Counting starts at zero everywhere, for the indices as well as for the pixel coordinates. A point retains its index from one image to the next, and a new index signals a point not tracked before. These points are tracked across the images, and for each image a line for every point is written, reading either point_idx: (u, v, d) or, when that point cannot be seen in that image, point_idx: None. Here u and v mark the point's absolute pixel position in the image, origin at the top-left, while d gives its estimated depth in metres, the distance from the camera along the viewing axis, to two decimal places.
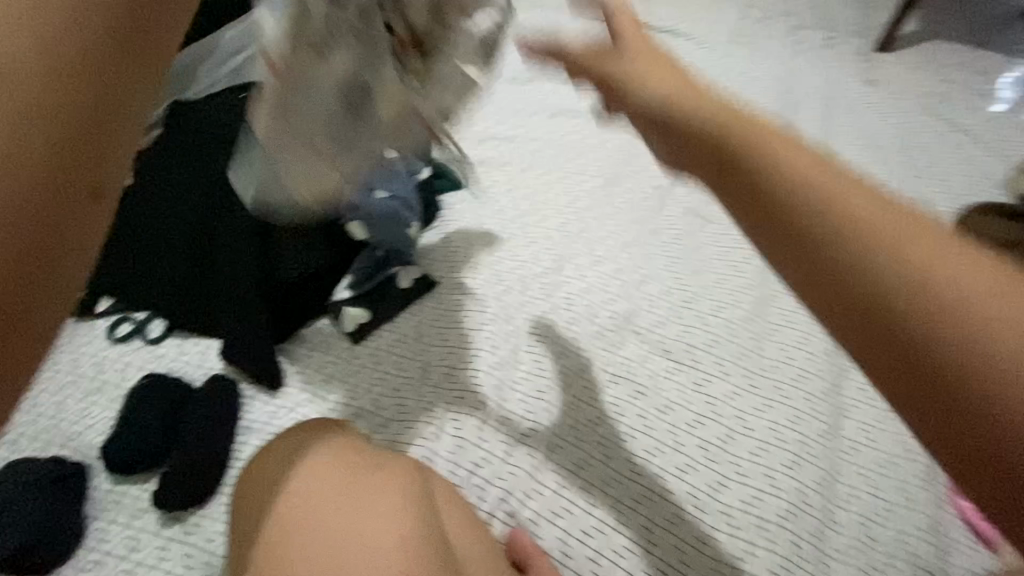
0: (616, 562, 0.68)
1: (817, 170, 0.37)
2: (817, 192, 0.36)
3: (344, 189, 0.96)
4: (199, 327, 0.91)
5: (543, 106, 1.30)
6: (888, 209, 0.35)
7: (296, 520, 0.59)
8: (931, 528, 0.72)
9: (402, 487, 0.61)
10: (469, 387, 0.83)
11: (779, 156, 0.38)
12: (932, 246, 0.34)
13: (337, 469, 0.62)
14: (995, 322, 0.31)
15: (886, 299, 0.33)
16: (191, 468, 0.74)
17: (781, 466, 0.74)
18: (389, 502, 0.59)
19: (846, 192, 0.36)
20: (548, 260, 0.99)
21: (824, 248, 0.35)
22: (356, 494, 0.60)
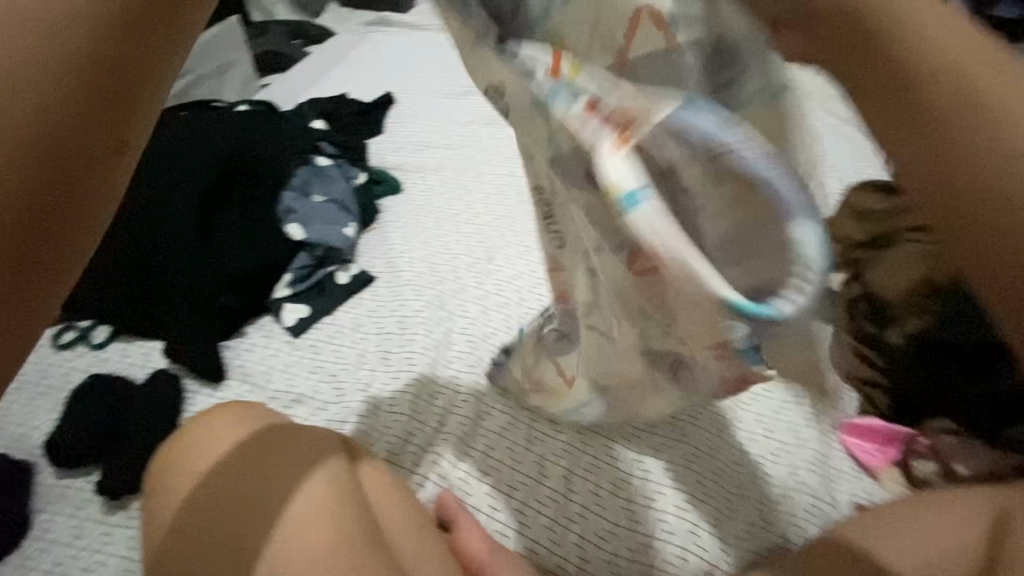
0: (540, 510, 0.75)
1: None
2: None
3: (280, 195, 1.05)
4: (142, 331, 0.95)
5: (478, 113, 1.38)
6: None
7: (208, 496, 0.59)
8: (823, 462, 0.80)
9: (328, 471, 0.62)
10: (403, 368, 0.88)
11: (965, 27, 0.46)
12: None
13: (268, 446, 0.62)
14: None
15: None
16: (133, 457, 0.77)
17: (686, 415, 0.82)
18: (312, 486, 0.60)
19: None
20: (480, 250, 1.05)
21: None
22: (274, 475, 0.60)
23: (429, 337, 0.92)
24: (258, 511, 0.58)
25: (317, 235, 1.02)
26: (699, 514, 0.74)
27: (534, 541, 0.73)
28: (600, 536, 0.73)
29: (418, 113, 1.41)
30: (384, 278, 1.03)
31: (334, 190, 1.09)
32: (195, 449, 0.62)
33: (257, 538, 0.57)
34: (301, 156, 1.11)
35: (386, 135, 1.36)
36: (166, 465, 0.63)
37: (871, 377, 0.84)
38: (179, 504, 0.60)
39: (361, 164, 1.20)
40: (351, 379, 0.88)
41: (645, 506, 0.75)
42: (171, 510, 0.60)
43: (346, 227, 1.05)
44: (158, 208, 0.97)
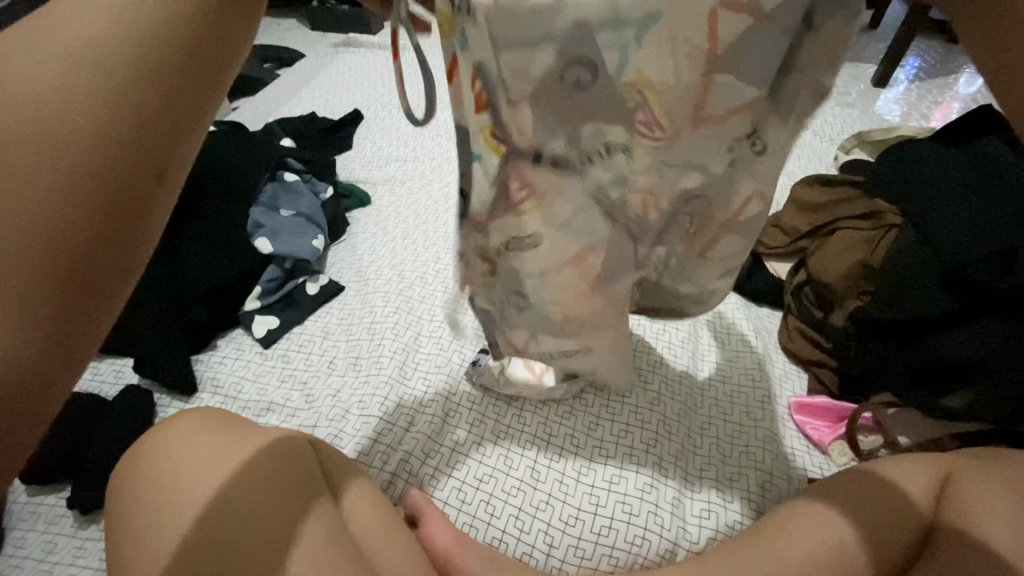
0: (507, 499, 0.77)
1: None
2: None
3: (249, 210, 1.08)
4: (111, 348, 0.96)
5: (443, 128, 1.43)
6: None
7: (168, 495, 0.60)
8: (774, 439, 0.84)
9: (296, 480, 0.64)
10: (372, 371, 0.91)
11: None
12: None
13: (256, 457, 0.64)
14: None
15: None
16: (104, 471, 0.79)
17: (645, 403, 0.85)
18: (278, 494, 0.62)
19: None
20: (447, 257, 1.09)
21: None
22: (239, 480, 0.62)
23: (398, 340, 0.95)
24: (245, 520, 0.59)
25: (286, 247, 1.04)
26: (659, 495, 0.77)
27: (502, 530, 0.75)
28: (566, 521, 0.76)
29: (385, 130, 1.45)
30: (353, 288, 1.06)
31: (302, 205, 1.12)
32: (158, 454, 0.63)
33: (246, 543, 0.59)
34: (269, 173, 1.15)
35: (354, 151, 1.40)
36: (132, 465, 0.64)
37: (817, 358, 0.92)
38: (139, 500, 0.61)
39: (329, 178, 1.23)
40: (321, 385, 0.91)
41: (608, 490, 0.78)
42: (131, 506, 0.61)
43: (315, 239, 1.08)
44: None
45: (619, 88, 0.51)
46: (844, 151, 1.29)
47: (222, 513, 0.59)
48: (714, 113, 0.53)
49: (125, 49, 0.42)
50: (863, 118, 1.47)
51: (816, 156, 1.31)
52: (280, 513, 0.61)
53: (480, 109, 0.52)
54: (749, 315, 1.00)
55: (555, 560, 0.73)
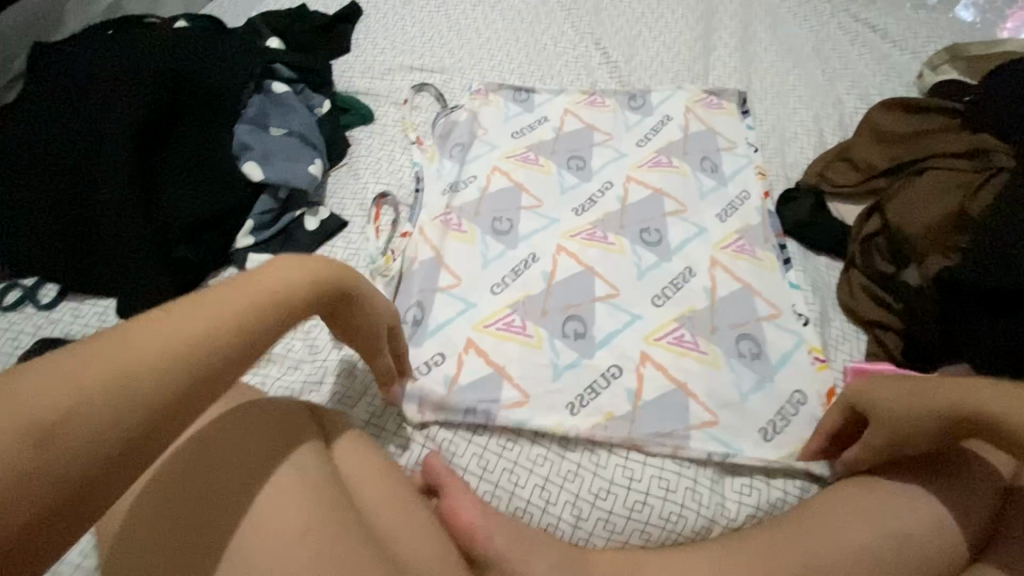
0: (532, 469, 0.71)
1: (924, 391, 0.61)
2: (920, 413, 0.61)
3: (234, 129, 0.94)
4: (91, 287, 0.86)
5: (455, 32, 1.25)
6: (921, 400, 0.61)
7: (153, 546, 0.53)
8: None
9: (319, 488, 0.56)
10: (504, 96, 1.11)
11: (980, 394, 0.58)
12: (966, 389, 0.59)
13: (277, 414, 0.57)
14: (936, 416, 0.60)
15: (959, 411, 0.59)
16: None
17: (687, 367, 0.77)
18: (299, 512, 0.54)
19: (908, 397, 0.62)
20: (464, 189, 0.96)
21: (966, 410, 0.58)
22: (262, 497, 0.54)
23: (534, 116, 1.08)
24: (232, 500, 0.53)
25: (278, 174, 0.91)
26: (698, 468, 0.71)
27: (526, 501, 0.70)
28: (596, 495, 0.69)
29: (387, 28, 1.26)
30: (359, 222, 0.95)
31: (296, 122, 0.98)
32: (142, 515, 0.55)
33: (218, 540, 0.52)
34: (253, 83, 0.99)
35: (352, 54, 1.21)
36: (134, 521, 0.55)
37: (881, 318, 0.80)
38: (133, 541, 0.54)
39: (323, 89, 1.07)
40: (461, 180, 0.98)
41: (643, 462, 0.71)
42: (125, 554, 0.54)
43: (310, 164, 0.94)
44: (90, 136, 0.87)
45: (594, 130, 1.05)
46: (931, 66, 1.10)
47: (205, 503, 0.54)
48: (641, 154, 1.01)
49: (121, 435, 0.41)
50: (949, 26, 1.25)
51: (892, 78, 1.15)
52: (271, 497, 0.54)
53: (529, 141, 1.04)
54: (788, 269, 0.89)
55: (584, 532, 0.68)
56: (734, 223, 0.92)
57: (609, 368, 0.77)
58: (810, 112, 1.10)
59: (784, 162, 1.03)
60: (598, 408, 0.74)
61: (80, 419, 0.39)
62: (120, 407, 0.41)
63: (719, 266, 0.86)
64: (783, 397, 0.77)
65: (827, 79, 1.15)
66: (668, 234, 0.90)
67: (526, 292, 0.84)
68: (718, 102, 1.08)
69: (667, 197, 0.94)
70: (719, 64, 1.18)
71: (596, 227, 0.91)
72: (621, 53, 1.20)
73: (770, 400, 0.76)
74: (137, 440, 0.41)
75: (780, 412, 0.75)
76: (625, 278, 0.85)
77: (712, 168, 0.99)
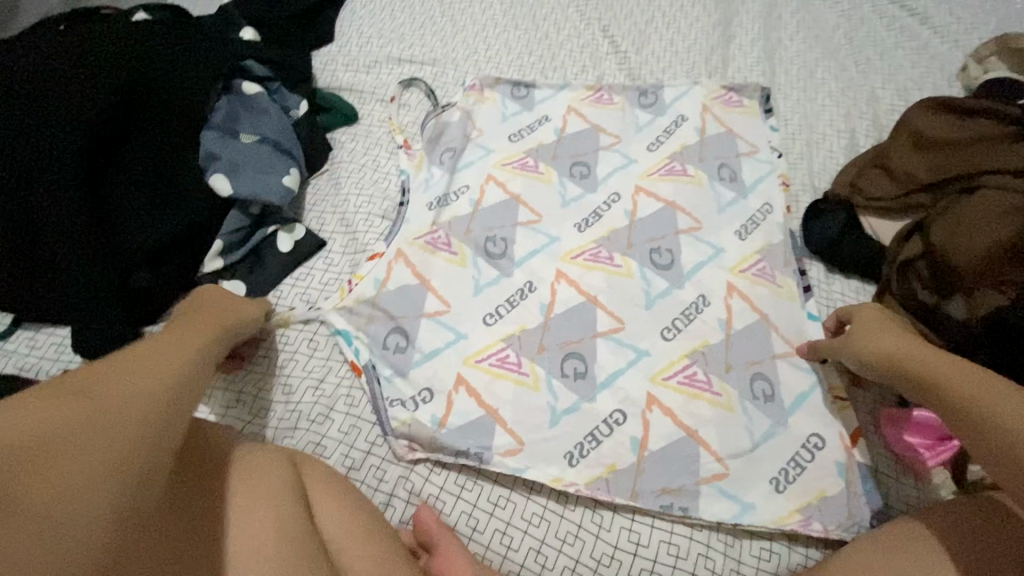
0: (527, 530, 0.64)
1: (886, 340, 0.62)
2: (883, 354, 0.61)
3: (200, 136, 0.85)
4: (46, 317, 0.79)
5: (448, 18, 1.13)
6: (885, 346, 0.61)
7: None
8: (867, 473, 0.67)
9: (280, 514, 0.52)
10: (501, 91, 1.01)
11: (953, 374, 0.55)
12: (948, 362, 0.56)
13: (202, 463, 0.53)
14: (903, 365, 0.59)
15: (932, 376, 0.56)
16: None
17: (701, 413, 0.69)
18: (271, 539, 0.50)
19: (877, 343, 0.62)
20: (455, 203, 0.87)
21: (933, 373, 0.56)
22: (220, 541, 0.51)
23: (533, 115, 0.98)
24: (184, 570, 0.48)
25: (250, 188, 0.82)
26: (712, 532, 0.64)
27: (520, 566, 0.63)
28: (599, 560, 0.62)
29: (374, 14, 1.15)
30: (340, 239, 0.86)
31: (270, 127, 0.89)
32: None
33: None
34: (221, 83, 0.89)
35: (335, 44, 1.11)
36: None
37: None
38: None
39: (302, 87, 0.97)
40: (451, 192, 0.89)
41: (650, 524, 0.64)
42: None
43: (284, 175, 0.86)
44: (35, 145, 0.77)
45: (597, 130, 0.95)
46: (978, 59, 0.98)
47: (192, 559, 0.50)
48: (653, 160, 0.91)
49: (114, 454, 0.45)
50: (1001, 7, 1.12)
51: (934, 70, 1.03)
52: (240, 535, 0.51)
53: (528, 145, 0.94)
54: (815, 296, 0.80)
55: None
56: (754, 242, 0.82)
57: (612, 414, 0.69)
58: (840, 109, 0.99)
59: (810, 168, 0.93)
60: (600, 460, 0.67)
61: (65, 453, 0.42)
62: (84, 439, 0.44)
63: (735, 292, 0.78)
64: (798, 443, 0.68)
65: (860, 71, 1.04)
66: (681, 254, 0.81)
67: (522, 325, 0.76)
68: (739, 99, 0.98)
69: (680, 211, 0.85)
70: (740, 53, 1.06)
71: (599, 246, 0.82)
72: (631, 41, 1.08)
73: (783, 448, 0.68)
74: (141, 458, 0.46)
75: (794, 459, 0.67)
76: (630, 306, 0.77)
77: (730, 176, 0.89)
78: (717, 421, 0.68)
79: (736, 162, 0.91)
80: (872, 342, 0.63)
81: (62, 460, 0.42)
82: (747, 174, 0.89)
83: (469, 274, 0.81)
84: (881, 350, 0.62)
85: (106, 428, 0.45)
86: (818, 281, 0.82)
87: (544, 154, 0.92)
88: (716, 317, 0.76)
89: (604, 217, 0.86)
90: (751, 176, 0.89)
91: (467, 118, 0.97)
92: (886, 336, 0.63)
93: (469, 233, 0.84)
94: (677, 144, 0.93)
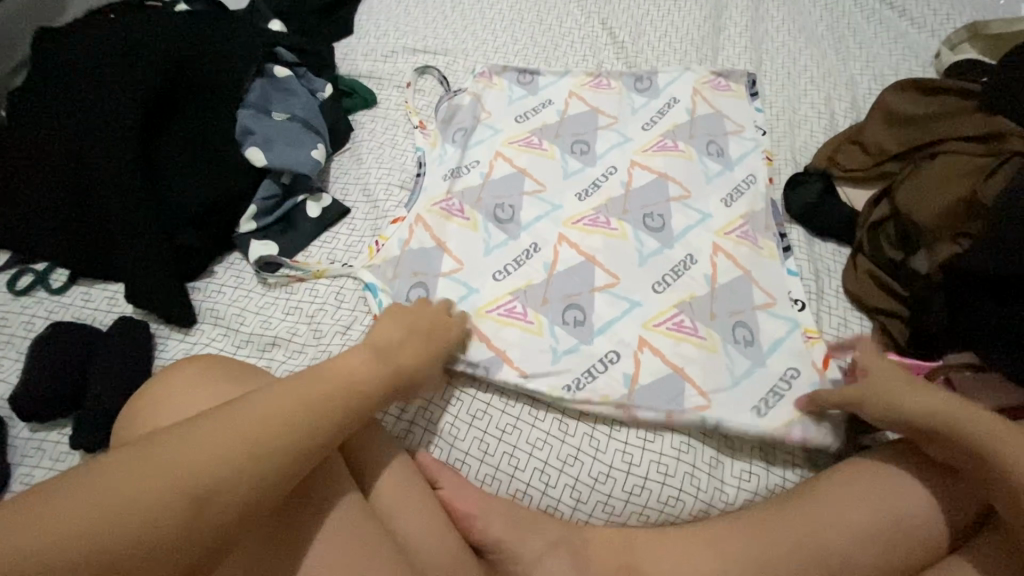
0: (531, 452, 0.72)
1: (907, 397, 0.66)
2: (905, 410, 0.66)
3: (236, 114, 0.94)
4: (100, 273, 0.88)
5: (459, 13, 1.23)
6: (907, 405, 0.65)
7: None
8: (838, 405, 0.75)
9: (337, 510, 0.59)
10: (508, 78, 1.09)
11: (968, 418, 0.63)
12: (959, 408, 0.64)
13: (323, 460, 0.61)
14: (926, 419, 0.64)
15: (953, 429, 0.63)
16: (90, 410, 0.74)
17: (688, 350, 0.77)
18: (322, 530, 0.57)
19: (898, 396, 0.66)
20: (466, 175, 0.96)
21: (955, 420, 0.63)
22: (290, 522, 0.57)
23: (537, 99, 1.06)
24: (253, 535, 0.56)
25: (282, 159, 0.92)
26: (697, 454, 0.72)
27: (526, 483, 0.71)
28: (595, 478, 0.70)
29: (390, 8, 1.24)
30: (362, 207, 0.95)
31: (299, 107, 0.98)
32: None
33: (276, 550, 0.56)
34: (255, 67, 0.99)
35: (355, 35, 1.20)
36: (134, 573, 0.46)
37: (886, 305, 0.80)
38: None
39: (326, 72, 1.07)
40: (463, 165, 0.97)
41: (641, 447, 0.72)
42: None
43: (313, 149, 0.95)
44: (94, 120, 0.87)
45: (596, 112, 1.03)
46: (950, 45, 1.06)
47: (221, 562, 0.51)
48: (648, 137, 0.99)
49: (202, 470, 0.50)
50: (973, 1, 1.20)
51: (908, 57, 1.11)
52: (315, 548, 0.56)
53: (533, 125, 1.02)
54: (796, 255, 0.88)
55: (583, 514, 0.70)
56: (739, 208, 0.91)
57: (607, 353, 0.77)
58: (820, 93, 1.07)
59: (791, 146, 1.01)
60: (596, 392, 0.74)
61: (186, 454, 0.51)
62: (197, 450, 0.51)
63: (721, 252, 0.86)
64: (777, 376, 0.76)
65: (840, 59, 1.12)
66: (672, 219, 0.89)
67: (527, 280, 0.84)
68: (727, 84, 1.06)
69: (672, 182, 0.93)
70: (729, 43, 1.15)
71: (598, 213, 0.91)
72: (628, 32, 1.17)
73: (762, 382, 0.75)
74: (222, 480, 0.51)
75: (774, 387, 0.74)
76: (625, 264, 0.85)
77: (718, 151, 0.97)
78: (700, 360, 0.76)
79: (723, 138, 0.99)
80: (903, 391, 0.66)
81: (179, 454, 0.51)
82: (733, 150, 0.98)
83: (479, 238, 0.90)
84: (907, 406, 0.65)
85: (216, 446, 0.52)
86: (799, 242, 0.89)
87: (547, 132, 1.01)
88: (702, 272, 0.84)
89: (603, 187, 0.94)
90: (737, 151, 0.97)
91: (479, 102, 1.06)
92: (908, 390, 0.66)
93: (480, 201, 0.93)
94: (670, 124, 1.01)
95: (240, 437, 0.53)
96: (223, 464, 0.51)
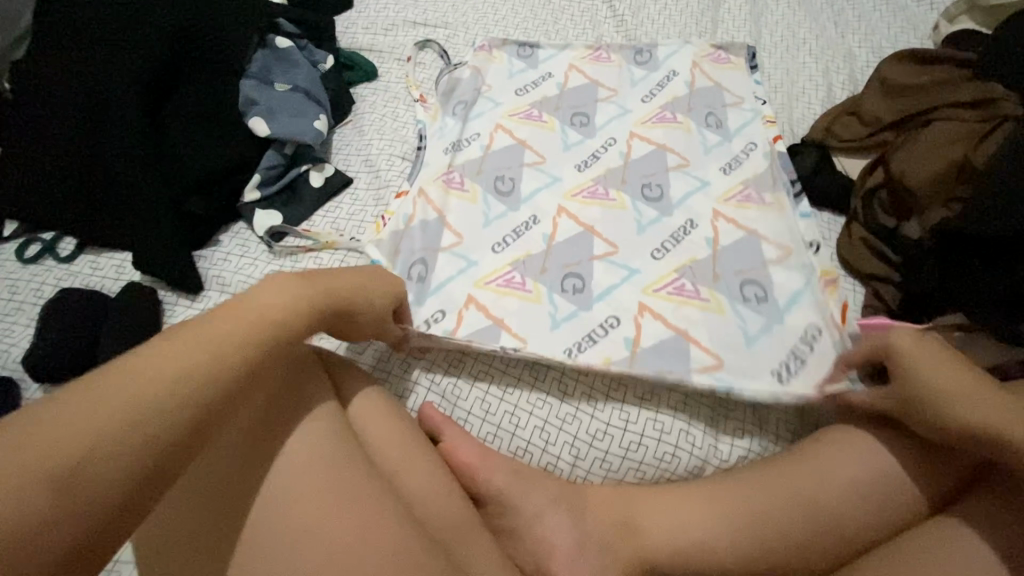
0: (532, 411, 0.74)
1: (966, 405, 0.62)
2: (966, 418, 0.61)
3: (239, 84, 0.95)
4: (107, 241, 0.89)
5: None
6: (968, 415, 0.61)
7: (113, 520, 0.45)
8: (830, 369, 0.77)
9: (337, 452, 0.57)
10: (508, 52, 1.10)
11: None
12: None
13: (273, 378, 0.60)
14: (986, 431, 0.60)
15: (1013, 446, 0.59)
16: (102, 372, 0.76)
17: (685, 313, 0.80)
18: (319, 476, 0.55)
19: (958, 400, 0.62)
20: (467, 147, 0.97)
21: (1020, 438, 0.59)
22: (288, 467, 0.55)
23: (537, 72, 1.07)
24: (236, 483, 0.55)
25: (285, 129, 0.93)
26: (692, 413, 0.74)
27: (526, 441, 0.73)
28: (594, 435, 0.73)
29: None
30: (364, 178, 0.96)
31: (301, 78, 0.99)
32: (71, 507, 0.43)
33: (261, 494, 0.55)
34: (257, 38, 0.99)
35: (355, 9, 1.20)
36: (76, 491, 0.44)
37: (879, 270, 0.81)
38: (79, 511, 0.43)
39: (326, 44, 1.07)
40: (463, 138, 0.98)
41: (639, 407, 0.74)
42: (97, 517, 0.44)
43: (315, 119, 0.96)
44: (98, 89, 0.88)
45: (595, 85, 1.04)
46: (948, 17, 1.07)
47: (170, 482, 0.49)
48: (647, 109, 1.00)
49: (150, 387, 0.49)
50: None
51: (907, 30, 1.12)
52: (286, 476, 0.55)
53: (533, 99, 1.03)
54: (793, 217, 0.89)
55: (582, 470, 0.72)
56: (738, 174, 0.92)
57: (607, 319, 0.79)
58: (818, 65, 1.08)
59: (789, 118, 1.02)
60: (597, 353, 0.76)
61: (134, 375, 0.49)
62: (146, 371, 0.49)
63: (722, 217, 0.87)
64: (795, 340, 0.77)
65: (838, 31, 1.13)
66: (670, 189, 0.90)
67: (526, 251, 0.86)
68: (726, 56, 1.07)
69: (671, 152, 0.94)
70: (729, 16, 1.15)
71: (597, 183, 0.92)
72: (629, 6, 1.18)
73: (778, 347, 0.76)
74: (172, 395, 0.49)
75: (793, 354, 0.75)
76: (624, 233, 0.86)
77: (717, 123, 0.98)
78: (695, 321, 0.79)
79: (722, 108, 1.00)
80: (964, 397, 0.62)
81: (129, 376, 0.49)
82: (731, 122, 0.98)
83: (479, 210, 0.91)
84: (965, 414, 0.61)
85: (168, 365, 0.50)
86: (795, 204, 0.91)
87: (546, 104, 1.02)
88: (702, 239, 0.85)
89: (602, 160, 0.95)
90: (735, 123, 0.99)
91: (479, 75, 1.07)
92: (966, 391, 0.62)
93: (480, 172, 0.94)
94: (670, 96, 1.02)
95: (192, 354, 0.51)
96: (171, 378, 0.50)
